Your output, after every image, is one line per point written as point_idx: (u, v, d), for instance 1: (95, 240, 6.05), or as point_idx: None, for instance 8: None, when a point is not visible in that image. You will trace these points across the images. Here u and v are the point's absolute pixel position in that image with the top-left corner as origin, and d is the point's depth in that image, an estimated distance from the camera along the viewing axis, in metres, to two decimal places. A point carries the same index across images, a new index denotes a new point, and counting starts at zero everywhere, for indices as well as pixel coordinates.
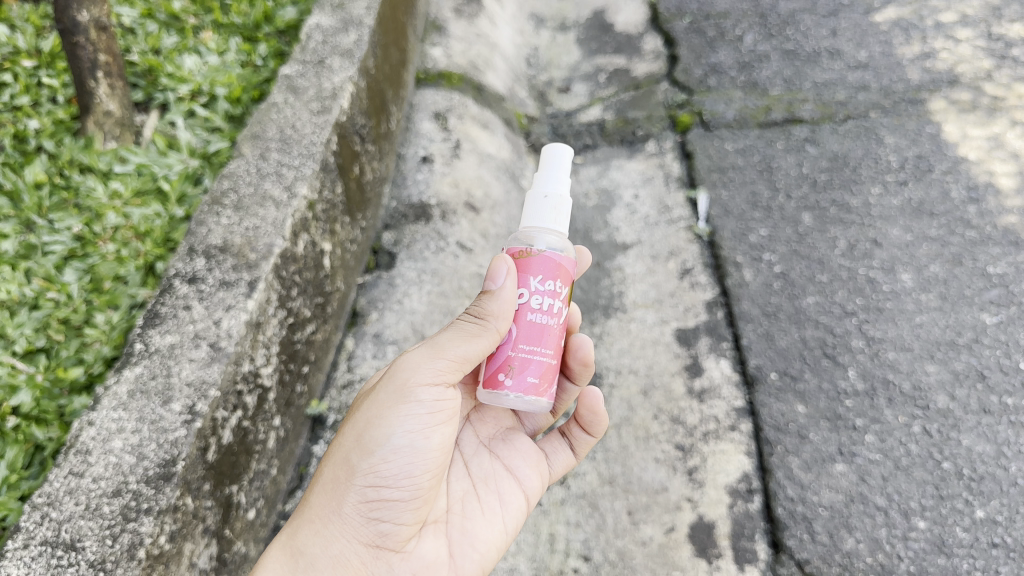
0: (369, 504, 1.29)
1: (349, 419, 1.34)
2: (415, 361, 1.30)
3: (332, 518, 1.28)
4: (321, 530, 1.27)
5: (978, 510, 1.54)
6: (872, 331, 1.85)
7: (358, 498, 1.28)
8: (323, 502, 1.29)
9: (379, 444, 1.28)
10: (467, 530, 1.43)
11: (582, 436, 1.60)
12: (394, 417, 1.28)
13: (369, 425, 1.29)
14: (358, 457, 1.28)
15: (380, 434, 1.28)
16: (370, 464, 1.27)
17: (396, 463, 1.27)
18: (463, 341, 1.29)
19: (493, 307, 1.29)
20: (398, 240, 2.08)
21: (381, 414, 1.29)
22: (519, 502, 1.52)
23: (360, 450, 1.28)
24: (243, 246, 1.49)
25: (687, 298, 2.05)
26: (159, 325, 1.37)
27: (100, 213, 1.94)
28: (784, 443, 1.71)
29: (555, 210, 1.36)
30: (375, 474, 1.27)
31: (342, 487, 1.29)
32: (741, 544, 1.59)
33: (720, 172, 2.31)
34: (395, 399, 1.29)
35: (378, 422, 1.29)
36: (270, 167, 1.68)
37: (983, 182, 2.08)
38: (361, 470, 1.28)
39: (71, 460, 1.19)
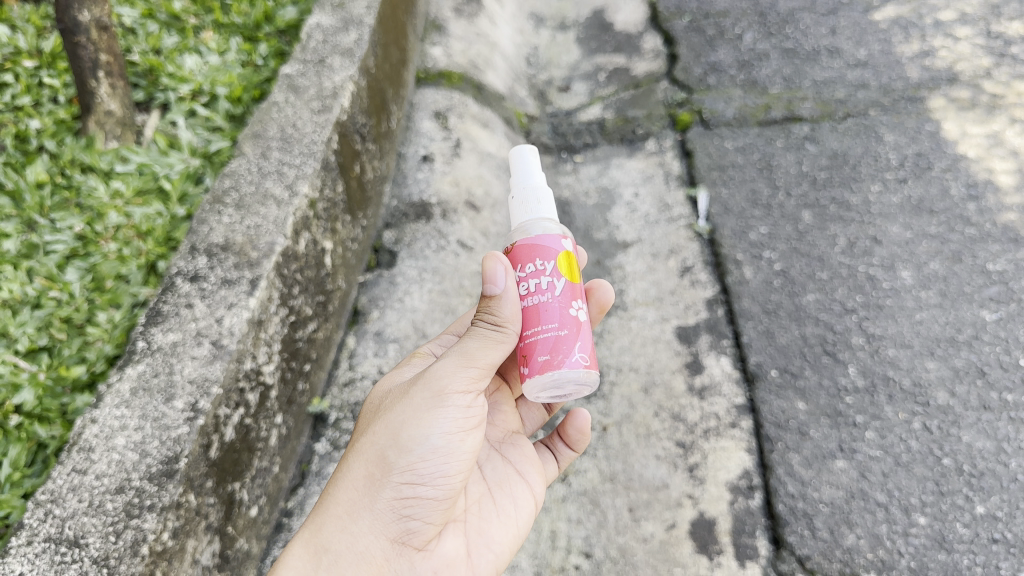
0: (400, 502, 1.29)
1: (381, 418, 1.34)
2: (449, 365, 1.30)
3: (362, 513, 1.29)
4: (348, 526, 1.28)
5: (978, 506, 1.55)
6: (872, 329, 1.85)
7: (390, 496, 1.29)
8: (353, 497, 1.30)
9: (415, 444, 1.28)
10: (484, 531, 1.43)
11: (565, 450, 1.63)
12: (431, 419, 1.28)
13: (406, 424, 1.29)
14: (394, 455, 1.28)
15: (417, 434, 1.28)
16: (408, 462, 1.28)
17: (432, 464, 1.28)
18: (490, 347, 1.30)
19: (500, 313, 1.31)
20: (399, 238, 2.09)
21: (418, 414, 1.29)
22: (532, 506, 1.52)
23: (397, 447, 1.29)
24: (244, 244, 1.50)
25: (687, 297, 2.05)
26: (160, 323, 1.38)
27: (101, 213, 1.95)
28: (784, 439, 1.71)
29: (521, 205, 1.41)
30: (412, 473, 1.28)
31: (375, 484, 1.29)
32: (742, 541, 1.59)
33: (720, 170, 2.32)
34: (433, 400, 1.29)
35: (414, 421, 1.29)
36: (271, 166, 1.68)
37: (982, 179, 2.09)
38: (397, 468, 1.28)
39: (74, 457, 1.20)
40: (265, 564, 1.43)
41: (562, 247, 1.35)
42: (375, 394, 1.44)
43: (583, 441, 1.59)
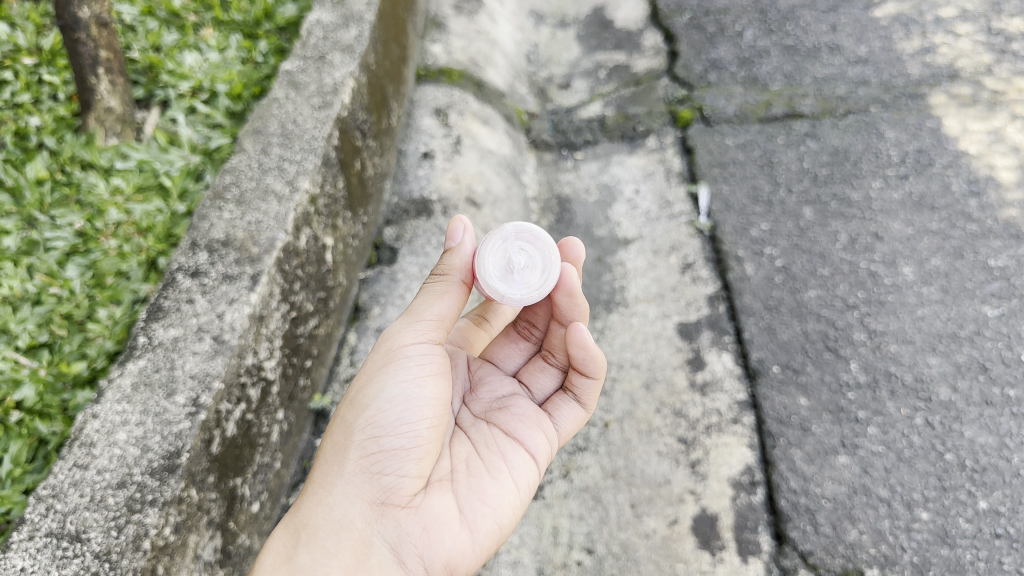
0: (370, 460, 1.29)
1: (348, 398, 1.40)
2: (396, 331, 1.37)
3: (337, 479, 1.30)
4: (324, 494, 1.29)
5: (980, 501, 1.54)
6: (874, 325, 1.85)
7: (359, 456, 1.30)
8: (327, 469, 1.32)
9: (373, 399, 1.32)
10: (475, 488, 1.37)
11: (584, 381, 1.52)
12: (385, 374, 1.33)
13: (365, 387, 1.34)
14: (355, 415, 1.32)
15: (374, 390, 1.32)
16: (367, 417, 1.31)
17: (391, 412, 1.30)
18: (431, 299, 1.37)
19: (455, 271, 1.38)
20: (400, 235, 2.08)
21: (374, 376, 1.34)
22: (526, 458, 1.45)
23: (357, 408, 1.33)
24: (245, 240, 1.49)
25: (688, 293, 2.05)
26: (161, 318, 1.37)
27: (101, 210, 1.94)
28: (786, 435, 1.71)
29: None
30: (373, 426, 1.30)
31: (344, 450, 1.32)
32: (745, 536, 1.59)
33: (720, 167, 2.31)
34: (387, 360, 1.34)
35: (370, 382, 1.34)
36: (271, 162, 1.68)
37: (983, 175, 2.08)
38: (359, 426, 1.31)
39: (75, 452, 1.19)
40: None
41: None
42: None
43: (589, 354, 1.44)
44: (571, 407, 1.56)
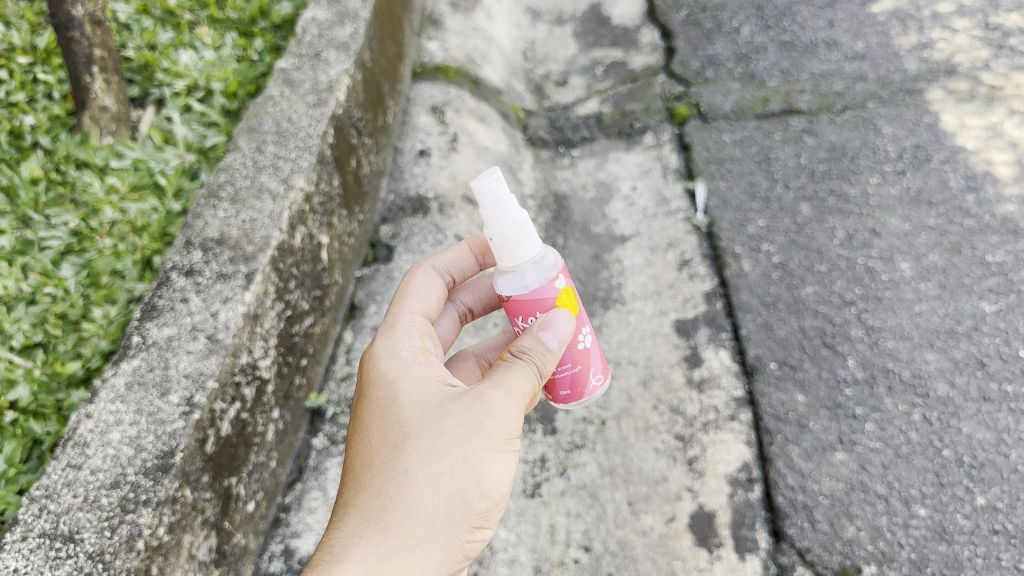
0: (461, 545, 1.21)
1: (440, 435, 1.20)
2: (513, 406, 1.22)
3: (433, 553, 1.17)
4: (419, 562, 1.15)
5: (978, 497, 1.54)
6: (871, 321, 1.85)
7: (456, 539, 1.19)
8: (426, 533, 1.16)
9: (491, 486, 1.21)
10: None
11: None
12: (504, 464, 1.23)
13: (485, 468, 1.20)
14: (475, 500, 1.20)
15: (496, 480, 1.22)
16: (485, 507, 1.22)
17: (497, 508, 1.24)
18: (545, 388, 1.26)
19: (549, 367, 1.29)
20: (396, 233, 2.08)
21: (491, 454, 1.20)
22: None
23: (478, 492, 1.20)
24: (239, 238, 1.49)
25: (685, 290, 2.05)
26: (156, 317, 1.37)
27: (96, 209, 1.94)
28: (784, 432, 1.71)
29: (521, 228, 1.31)
30: (484, 517, 1.22)
31: (446, 524, 1.18)
32: (742, 533, 1.58)
33: (718, 163, 2.31)
34: (506, 444, 1.22)
35: (491, 463, 1.20)
36: (266, 160, 1.67)
37: (981, 171, 2.08)
38: (475, 512, 1.20)
39: (69, 452, 1.19)
40: (264, 559, 1.43)
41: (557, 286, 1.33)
42: (400, 396, 1.27)
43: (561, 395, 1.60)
44: None
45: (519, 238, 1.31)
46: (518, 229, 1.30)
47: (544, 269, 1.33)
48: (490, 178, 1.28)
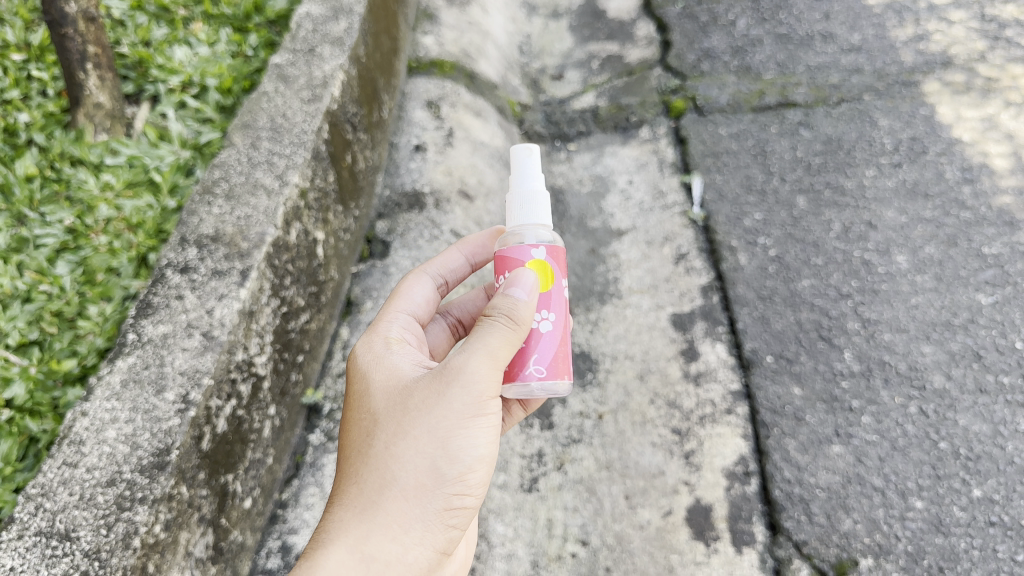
0: (446, 515, 1.19)
1: (407, 413, 1.20)
2: (480, 368, 1.19)
3: (412, 526, 1.15)
4: (399, 537, 1.14)
5: (974, 490, 1.54)
6: (867, 313, 1.85)
7: (437, 511, 1.18)
8: (402, 507, 1.15)
9: (464, 452, 1.18)
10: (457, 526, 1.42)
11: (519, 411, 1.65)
12: (473, 428, 1.19)
13: (452, 433, 1.18)
14: (445, 466, 1.18)
15: (466, 443, 1.19)
16: (459, 472, 1.19)
17: (477, 472, 1.21)
18: (509, 345, 1.22)
19: (527, 319, 1.25)
20: (392, 229, 2.07)
21: (458, 421, 1.18)
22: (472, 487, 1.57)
23: (448, 457, 1.18)
24: (234, 235, 1.49)
25: (682, 284, 2.05)
26: (151, 315, 1.37)
27: (92, 206, 1.94)
28: (780, 425, 1.71)
29: (531, 194, 1.43)
30: (462, 482, 1.20)
31: (422, 496, 1.16)
32: (739, 526, 1.59)
33: (714, 157, 2.31)
34: (476, 407, 1.19)
35: (460, 429, 1.18)
36: (260, 156, 1.67)
37: (977, 163, 2.08)
38: (449, 479, 1.18)
39: (65, 450, 1.19)
40: (261, 555, 1.43)
41: (530, 252, 1.34)
42: (373, 384, 1.28)
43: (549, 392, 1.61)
44: None
45: (528, 202, 1.42)
46: (528, 193, 1.43)
47: (531, 236, 1.37)
48: (525, 148, 1.45)
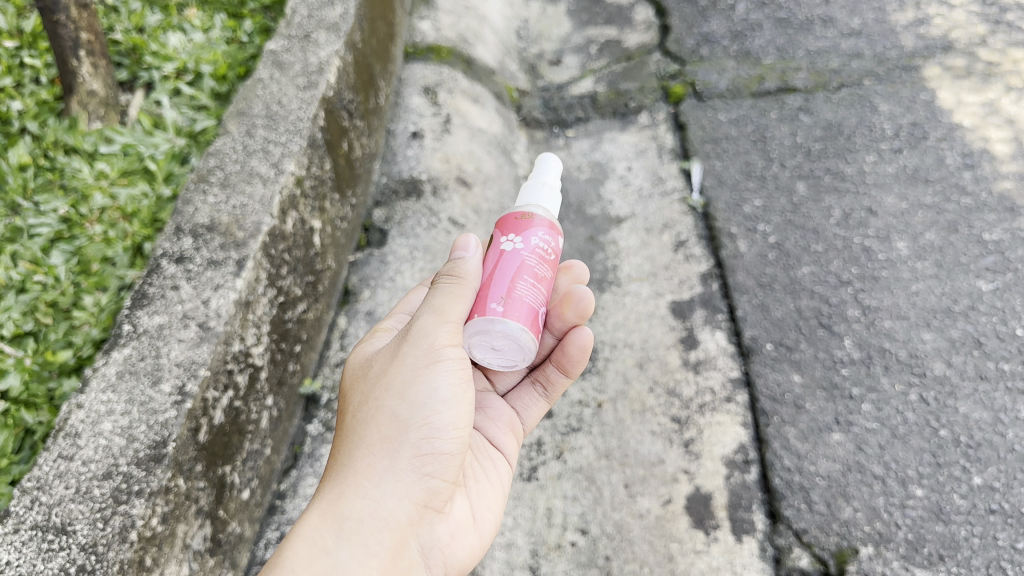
0: (418, 465, 1.25)
1: (375, 377, 1.29)
2: (429, 322, 1.26)
3: (381, 478, 1.23)
4: (366, 488, 1.22)
5: (975, 477, 1.54)
6: (868, 301, 1.84)
7: (407, 461, 1.24)
8: (370, 461, 1.24)
9: (423, 400, 1.24)
10: (480, 490, 1.44)
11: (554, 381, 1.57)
12: (429, 377, 1.25)
13: (408, 385, 1.25)
14: (405, 414, 1.24)
15: (423, 390, 1.24)
16: (421, 419, 1.24)
17: (442, 417, 1.25)
18: (458, 299, 1.26)
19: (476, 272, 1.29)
20: (389, 217, 2.06)
21: (414, 374, 1.26)
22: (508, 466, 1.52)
23: (406, 406, 1.24)
24: (230, 224, 1.47)
25: (681, 271, 2.04)
26: (146, 306, 1.35)
27: (86, 195, 1.92)
28: (779, 413, 1.71)
29: (541, 185, 1.42)
30: (427, 428, 1.24)
31: (388, 447, 1.24)
32: (738, 515, 1.58)
33: (713, 143, 2.29)
34: (429, 358, 1.25)
35: (415, 379, 1.25)
36: (256, 144, 1.65)
37: (977, 148, 2.06)
38: (411, 428, 1.24)
39: (61, 443, 1.18)
40: (260, 546, 1.42)
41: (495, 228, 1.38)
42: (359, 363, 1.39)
43: (586, 357, 1.50)
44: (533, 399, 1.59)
45: (536, 190, 1.41)
46: (535, 184, 1.42)
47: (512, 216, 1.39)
48: (546, 154, 1.45)
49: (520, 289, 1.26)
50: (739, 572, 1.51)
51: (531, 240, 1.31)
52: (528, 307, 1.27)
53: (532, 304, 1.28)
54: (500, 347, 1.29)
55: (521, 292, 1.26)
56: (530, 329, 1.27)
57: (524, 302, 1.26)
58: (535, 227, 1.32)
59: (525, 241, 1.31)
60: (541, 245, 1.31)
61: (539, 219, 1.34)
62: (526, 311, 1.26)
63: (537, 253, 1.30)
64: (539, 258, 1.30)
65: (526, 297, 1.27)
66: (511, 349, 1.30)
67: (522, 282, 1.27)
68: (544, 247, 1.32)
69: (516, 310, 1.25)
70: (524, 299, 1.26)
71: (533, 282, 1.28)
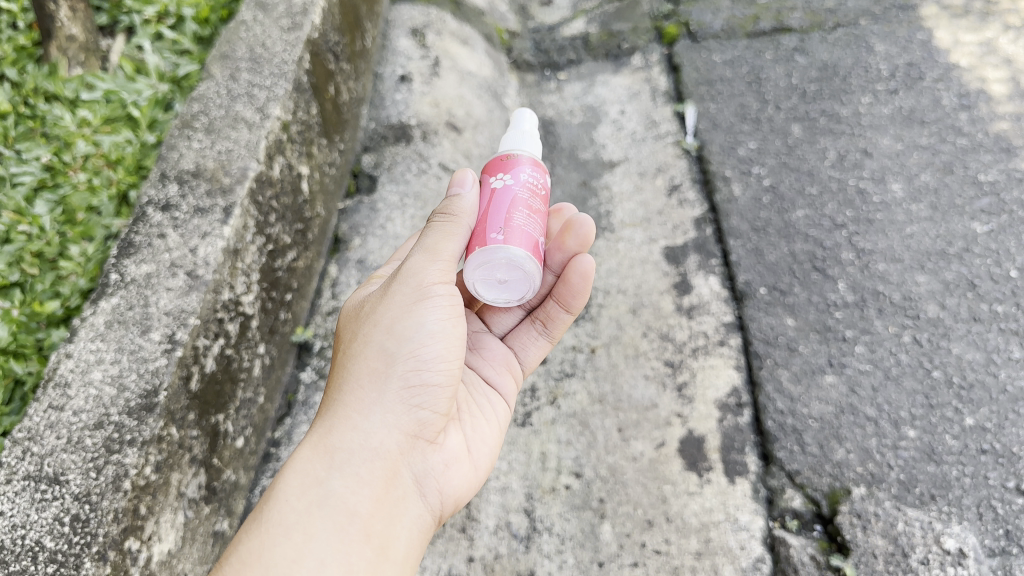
0: (406, 397, 1.24)
1: (367, 315, 1.29)
2: (418, 258, 1.26)
3: (371, 410, 1.22)
4: (355, 419, 1.21)
5: (967, 418, 1.55)
6: (862, 244, 1.83)
7: (396, 394, 1.23)
8: (359, 395, 1.23)
9: (411, 333, 1.24)
10: (477, 427, 1.42)
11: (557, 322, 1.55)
12: (417, 310, 1.24)
13: (396, 319, 1.25)
14: (393, 346, 1.24)
15: (411, 323, 1.24)
16: (409, 350, 1.23)
17: (430, 349, 1.24)
18: (451, 237, 1.26)
19: (469, 207, 1.29)
20: (378, 163, 2.03)
21: (402, 310, 1.25)
22: (505, 410, 1.52)
23: (394, 338, 1.24)
24: (215, 170, 1.44)
25: (675, 216, 2.02)
26: (133, 254, 1.33)
27: (69, 142, 1.88)
28: (773, 356, 1.70)
29: (520, 138, 1.36)
30: (416, 359, 1.23)
31: (376, 381, 1.24)
32: (731, 457, 1.59)
33: (708, 85, 2.25)
34: (416, 292, 1.25)
35: (402, 314, 1.25)
36: (240, 88, 1.61)
37: (974, 89, 2.03)
38: (399, 359, 1.24)
39: (50, 393, 1.16)
40: (256, 493, 1.43)
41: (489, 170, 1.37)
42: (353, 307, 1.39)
43: (589, 286, 1.47)
44: (536, 341, 1.58)
45: (516, 143, 1.35)
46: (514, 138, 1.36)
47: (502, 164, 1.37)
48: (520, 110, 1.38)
49: (516, 217, 1.25)
50: (733, 514, 1.52)
51: (519, 176, 1.29)
52: (527, 234, 1.25)
53: (531, 233, 1.26)
54: (506, 280, 1.28)
55: (518, 220, 1.25)
56: (532, 255, 1.25)
57: (523, 230, 1.25)
58: (520, 163, 1.31)
59: (513, 176, 1.29)
60: (529, 181, 1.30)
61: (522, 158, 1.32)
62: (526, 237, 1.24)
63: (526, 186, 1.29)
64: (531, 191, 1.29)
65: (523, 224, 1.25)
66: (516, 282, 1.28)
67: (518, 211, 1.25)
68: (532, 184, 1.31)
69: (514, 237, 1.23)
70: (522, 225, 1.25)
71: (529, 212, 1.27)
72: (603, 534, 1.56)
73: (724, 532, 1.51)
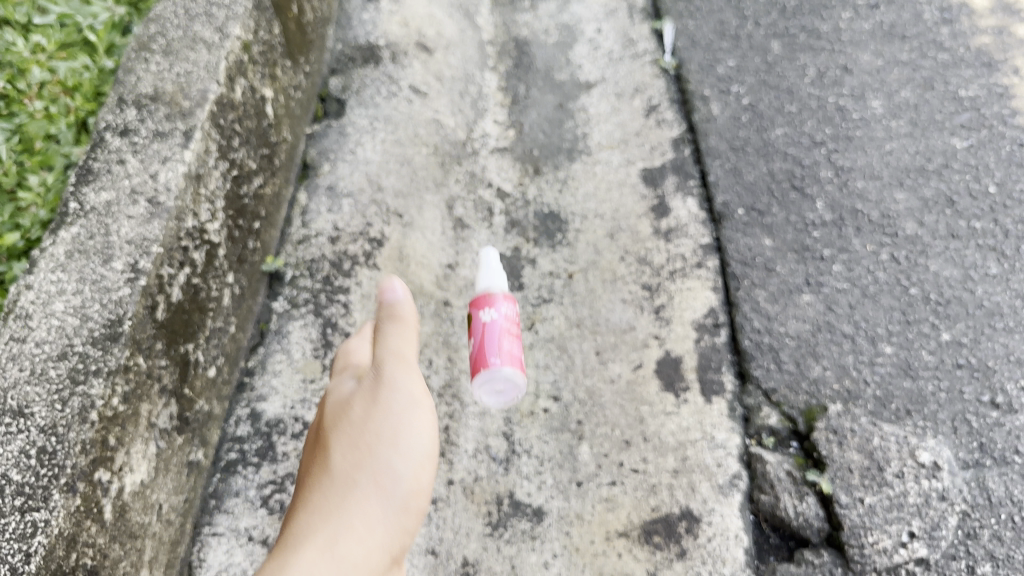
0: (388, 396, 1.09)
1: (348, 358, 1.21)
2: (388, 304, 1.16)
3: (355, 419, 1.09)
4: (345, 430, 1.08)
5: (944, 333, 1.55)
6: (841, 162, 1.80)
7: (379, 400, 1.09)
8: (348, 413, 1.10)
9: (394, 344, 1.14)
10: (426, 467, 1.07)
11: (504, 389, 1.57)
12: (397, 326, 1.15)
13: (384, 341, 1.15)
14: (386, 365, 1.12)
15: (397, 339, 1.14)
16: (392, 358, 1.13)
17: (406, 348, 1.13)
18: (400, 325, 1.16)
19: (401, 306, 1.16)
20: (347, 86, 1.97)
21: (397, 341, 1.14)
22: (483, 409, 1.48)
23: (386, 360, 1.13)
24: (174, 93, 1.39)
25: (653, 137, 1.98)
26: (91, 182, 1.27)
27: (22, 68, 1.80)
28: (750, 277, 1.69)
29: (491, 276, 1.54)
30: (396, 361, 1.12)
31: (368, 392, 1.11)
32: (708, 376, 1.59)
33: (686, 2, 2.20)
34: (394, 314, 1.16)
35: (397, 338, 1.15)
36: (197, 6, 1.53)
37: (955, 3, 1.99)
38: (391, 375, 1.11)
39: (10, 325, 1.11)
40: (230, 424, 1.40)
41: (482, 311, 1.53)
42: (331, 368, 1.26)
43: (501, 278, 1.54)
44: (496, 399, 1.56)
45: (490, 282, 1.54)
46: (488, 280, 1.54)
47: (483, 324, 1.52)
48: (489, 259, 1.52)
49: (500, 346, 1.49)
50: (710, 432, 1.52)
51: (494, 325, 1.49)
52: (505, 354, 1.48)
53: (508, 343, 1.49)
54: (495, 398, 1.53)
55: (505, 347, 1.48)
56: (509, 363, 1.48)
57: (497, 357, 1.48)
58: (502, 303, 1.52)
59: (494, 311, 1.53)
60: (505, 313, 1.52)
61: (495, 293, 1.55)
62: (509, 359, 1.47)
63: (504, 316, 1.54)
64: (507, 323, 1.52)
65: (507, 353, 1.48)
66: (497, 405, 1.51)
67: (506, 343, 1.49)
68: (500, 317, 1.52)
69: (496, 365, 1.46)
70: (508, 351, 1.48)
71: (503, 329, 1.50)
72: (581, 455, 1.57)
73: (701, 449, 1.51)
